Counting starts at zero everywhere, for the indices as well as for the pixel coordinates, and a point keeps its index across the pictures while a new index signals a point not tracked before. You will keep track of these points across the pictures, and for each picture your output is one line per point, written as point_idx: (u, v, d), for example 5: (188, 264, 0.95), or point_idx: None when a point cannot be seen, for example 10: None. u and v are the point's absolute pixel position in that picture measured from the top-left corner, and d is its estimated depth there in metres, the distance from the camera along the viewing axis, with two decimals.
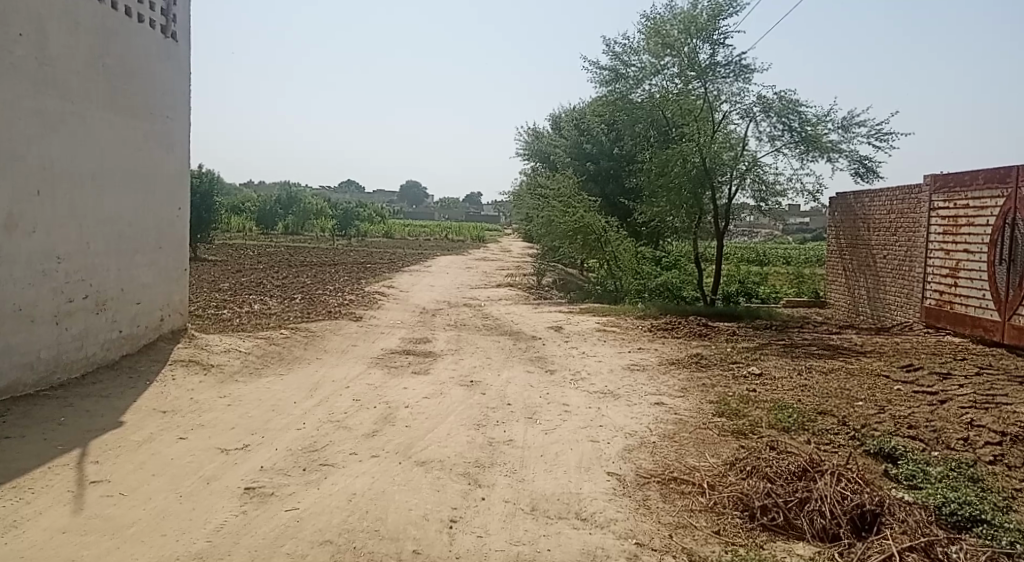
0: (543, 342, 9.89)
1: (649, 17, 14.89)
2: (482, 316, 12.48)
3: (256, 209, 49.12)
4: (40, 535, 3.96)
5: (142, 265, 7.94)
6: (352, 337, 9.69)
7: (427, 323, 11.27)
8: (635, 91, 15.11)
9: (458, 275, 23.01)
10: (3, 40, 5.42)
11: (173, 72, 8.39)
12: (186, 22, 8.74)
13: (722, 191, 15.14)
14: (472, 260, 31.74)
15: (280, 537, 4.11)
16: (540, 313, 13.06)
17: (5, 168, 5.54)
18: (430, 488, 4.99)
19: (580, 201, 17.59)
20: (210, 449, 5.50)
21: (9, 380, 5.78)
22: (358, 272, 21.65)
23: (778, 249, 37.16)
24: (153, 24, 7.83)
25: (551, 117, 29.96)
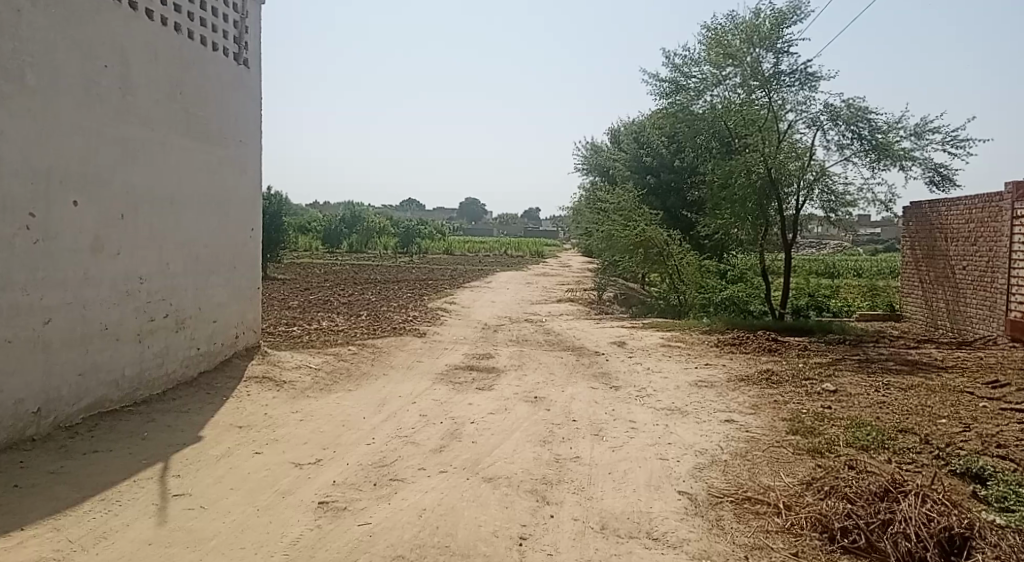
0: (606, 358, 9.83)
1: (710, 27, 14.79)
2: (544, 332, 12.45)
3: (321, 228, 50.62)
4: (129, 546, 4.20)
5: (220, 285, 8.21)
6: (417, 353, 9.80)
7: (489, 340, 11.30)
8: (696, 102, 15.16)
9: (518, 290, 23.11)
10: (89, 71, 5.81)
11: (246, 98, 8.67)
12: (261, 49, 9.00)
13: (789, 203, 14.74)
14: (531, 275, 31.89)
15: (354, 551, 4.25)
16: (602, 328, 12.99)
17: (90, 194, 5.91)
18: (499, 505, 5.01)
19: (641, 215, 17.40)
20: (285, 463, 5.63)
21: (97, 396, 6.16)
22: (421, 288, 22.02)
23: (848, 260, 35.96)
24: (227, 52, 8.09)
25: (609, 130, 29.85)
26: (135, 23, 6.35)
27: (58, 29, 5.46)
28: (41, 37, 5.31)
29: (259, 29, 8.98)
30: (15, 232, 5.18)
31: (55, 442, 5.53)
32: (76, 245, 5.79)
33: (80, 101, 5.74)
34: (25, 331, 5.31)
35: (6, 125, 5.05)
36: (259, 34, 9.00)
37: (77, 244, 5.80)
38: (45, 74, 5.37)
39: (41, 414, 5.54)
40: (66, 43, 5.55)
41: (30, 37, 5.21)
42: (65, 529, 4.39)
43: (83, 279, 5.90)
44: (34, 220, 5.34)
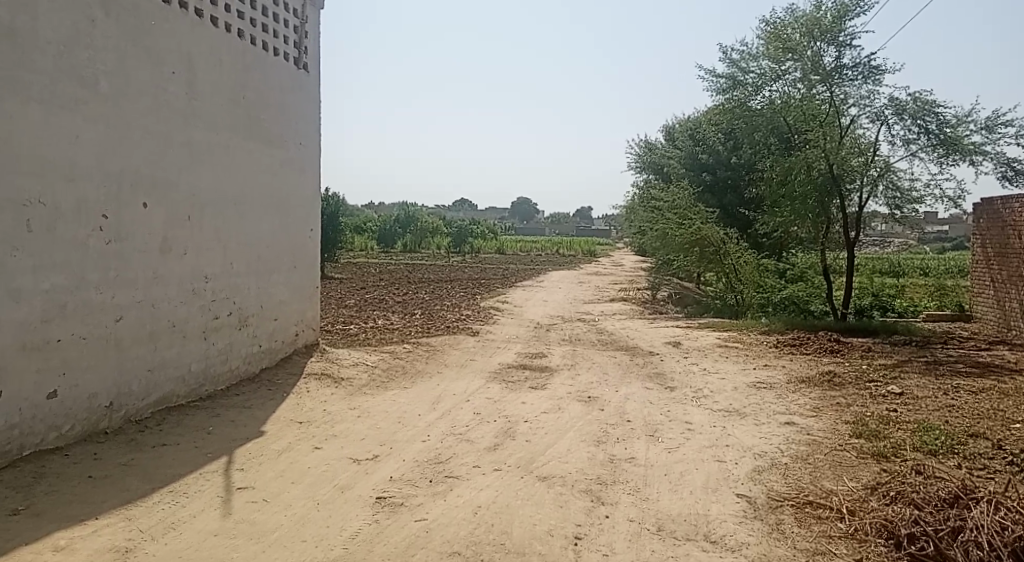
0: (661, 358, 9.71)
1: (769, 21, 14.43)
2: (597, 331, 12.37)
3: (377, 229, 51.56)
4: (196, 537, 4.38)
5: (281, 284, 8.43)
6: (470, 351, 9.88)
7: (542, 339, 11.29)
8: (755, 98, 14.86)
9: (571, 289, 23.06)
10: (158, 77, 6.05)
11: (305, 101, 8.87)
12: (320, 53, 9.18)
13: (852, 200, 14.24)
14: (585, 274, 31.77)
15: (411, 546, 4.32)
16: (656, 328, 12.86)
17: (158, 196, 6.16)
18: (554, 504, 5.01)
19: (696, 213, 17.37)
20: (344, 459, 5.75)
21: (165, 391, 6.40)
22: (474, 288, 22.21)
23: (915, 259, 34.60)
24: (287, 57, 8.30)
25: (665, 127, 29.40)
26: (201, 31, 6.58)
27: (129, 38, 5.70)
28: (114, 46, 5.56)
29: (319, 33, 9.17)
30: (89, 233, 5.44)
31: (126, 435, 5.77)
32: (146, 245, 6.04)
33: (148, 107, 5.98)
34: (97, 327, 5.58)
35: (81, 131, 5.31)
36: (318, 39, 9.19)
37: (147, 245, 6.06)
38: (116, 82, 5.61)
39: (113, 408, 5.80)
40: (137, 51, 5.79)
41: (103, 46, 5.46)
42: (137, 518, 4.58)
43: (152, 278, 6.15)
44: (106, 222, 5.60)
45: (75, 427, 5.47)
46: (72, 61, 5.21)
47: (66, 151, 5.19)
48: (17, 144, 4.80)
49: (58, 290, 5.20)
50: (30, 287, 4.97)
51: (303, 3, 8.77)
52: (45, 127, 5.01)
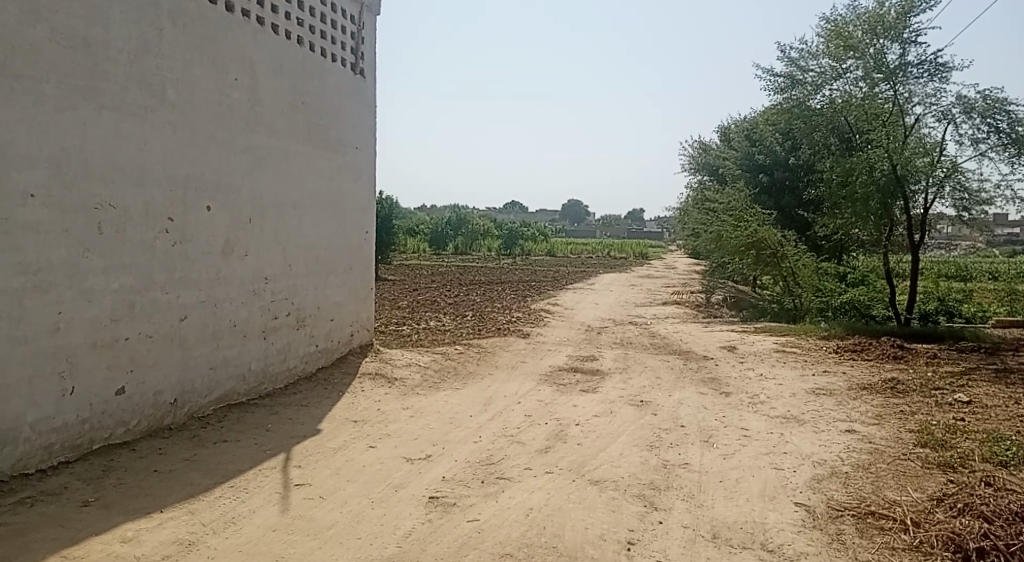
0: (716, 363, 9.54)
1: (830, 19, 14.26)
2: (650, 335, 12.24)
3: (430, 231, 52.27)
4: (256, 532, 4.51)
5: (337, 285, 8.60)
6: (521, 353, 9.89)
7: (593, 342, 11.24)
8: (814, 97, 14.97)
9: (623, 292, 22.89)
10: (221, 84, 6.26)
11: (362, 106, 9.05)
12: (377, 59, 9.37)
13: (917, 201, 13.70)
14: (637, 277, 31.51)
15: (463, 546, 4.36)
16: (711, 332, 12.66)
17: (222, 199, 6.38)
18: (606, 508, 4.98)
19: (753, 214, 17.06)
20: (397, 458, 5.83)
21: (226, 389, 6.61)
22: (525, 290, 22.27)
23: (985, 261, 33.13)
24: (344, 63, 8.49)
25: (720, 127, 28.86)
26: (263, 38, 6.80)
27: (195, 47, 5.93)
28: (180, 54, 5.79)
29: (375, 39, 9.36)
30: (156, 235, 5.68)
31: (189, 431, 5.98)
32: (209, 246, 6.26)
33: (213, 113, 6.20)
34: (163, 326, 5.80)
35: (149, 137, 5.55)
36: (375, 45, 9.38)
37: (211, 247, 6.27)
38: (183, 90, 5.84)
39: (177, 404, 6.02)
40: (202, 59, 6.01)
41: (170, 54, 5.69)
42: (199, 512, 4.74)
43: (215, 279, 6.36)
44: (172, 224, 5.83)
45: (141, 422, 5.70)
46: (142, 70, 5.45)
47: (136, 157, 5.44)
48: (89, 150, 5.05)
49: (127, 290, 5.44)
50: (100, 287, 5.22)
51: (361, 10, 8.96)
52: (117, 133, 5.26)
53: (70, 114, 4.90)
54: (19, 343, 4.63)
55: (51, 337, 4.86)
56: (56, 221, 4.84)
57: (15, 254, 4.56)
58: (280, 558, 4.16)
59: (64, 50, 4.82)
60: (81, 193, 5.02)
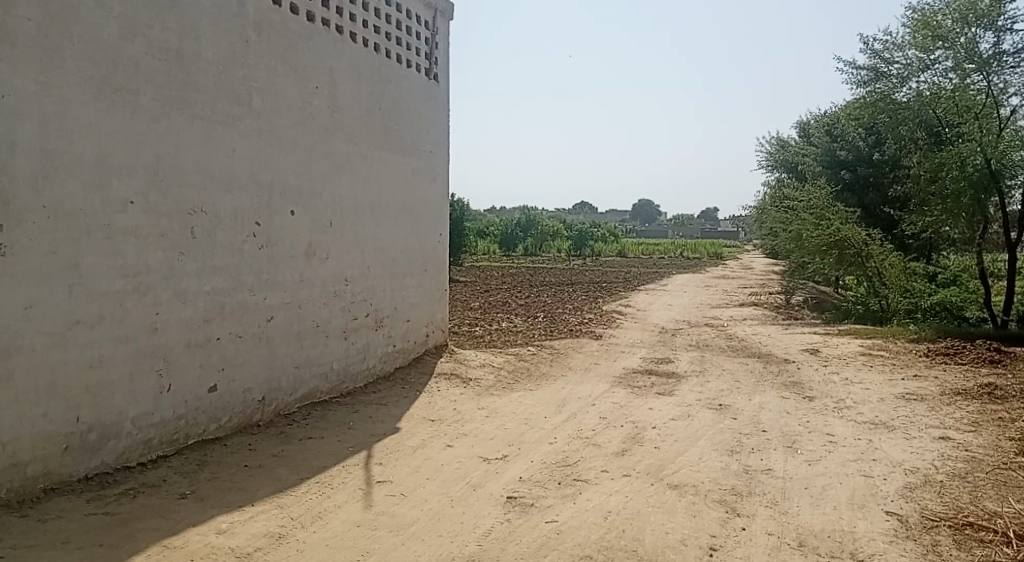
0: (797, 366, 9.30)
1: (916, 8, 13.69)
2: (726, 337, 12.01)
3: (499, 233, 52.82)
4: (341, 526, 4.63)
5: (413, 286, 8.74)
6: (594, 355, 9.85)
7: (668, 344, 11.12)
8: (900, 90, 14.47)
9: (697, 293, 22.59)
10: (303, 92, 6.45)
11: (436, 110, 9.17)
12: (450, 63, 9.47)
13: (1012, 197, 13.03)
14: (711, 278, 31.01)
15: (543, 547, 4.37)
16: (791, 334, 12.35)
17: (304, 204, 6.57)
18: (687, 514, 4.90)
19: (835, 213, 16.64)
20: (475, 457, 5.89)
21: (310, 387, 6.81)
22: (595, 291, 22.25)
23: None
24: (419, 68, 8.61)
25: (802, 121, 27.99)
26: (341, 46, 6.97)
27: (278, 57, 6.12)
28: (265, 64, 5.99)
29: (448, 44, 9.46)
30: (244, 239, 5.89)
31: (276, 428, 6.19)
32: (293, 250, 6.45)
33: (295, 120, 6.39)
34: (251, 327, 6.02)
35: (237, 144, 5.76)
36: (447, 50, 9.49)
37: (295, 250, 6.47)
38: (268, 98, 6.05)
39: (265, 402, 6.24)
40: (285, 68, 6.21)
41: (255, 64, 5.89)
42: (287, 507, 4.90)
43: (299, 281, 6.56)
44: (259, 228, 6.04)
45: (232, 419, 5.93)
46: (230, 80, 5.66)
47: (224, 163, 5.65)
48: (183, 158, 5.28)
49: (218, 292, 5.67)
50: (193, 289, 5.45)
51: (435, 15, 9.08)
52: (207, 141, 5.48)
53: (165, 123, 5.13)
54: (121, 342, 4.90)
55: (149, 337, 5.12)
56: (153, 226, 5.09)
57: (116, 258, 4.83)
58: (365, 552, 4.26)
59: (159, 62, 5.06)
60: (176, 199, 5.26)
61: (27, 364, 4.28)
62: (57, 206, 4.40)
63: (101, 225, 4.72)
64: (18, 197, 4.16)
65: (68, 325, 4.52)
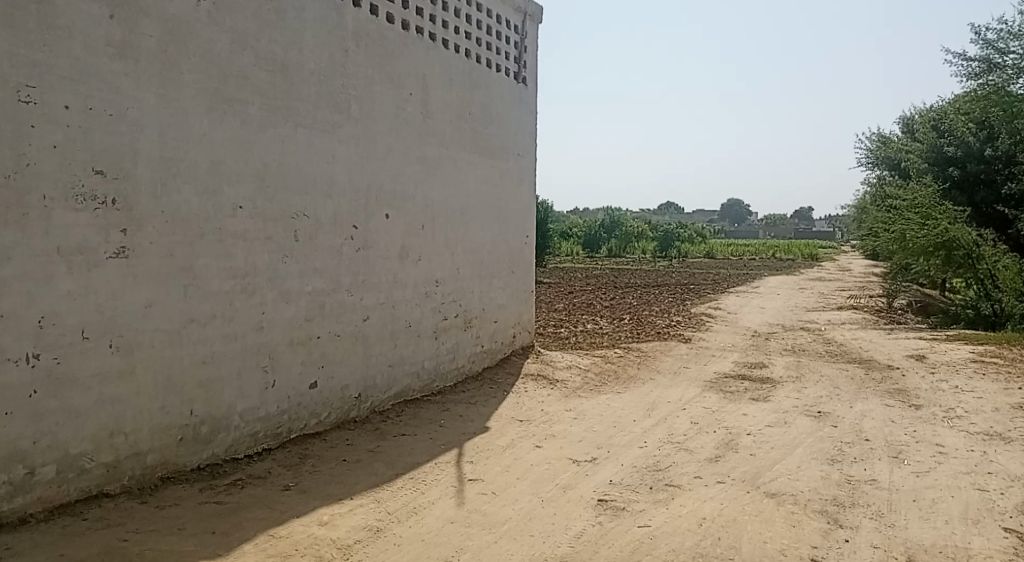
0: (901, 373, 8.90)
1: None
2: (824, 342, 11.61)
3: (583, 235, 52.91)
4: (435, 522, 4.73)
5: (500, 287, 8.84)
6: (684, 359, 9.72)
7: (761, 348, 10.84)
8: (1016, 81, 14.45)
9: (790, 296, 21.96)
10: (398, 99, 6.63)
11: (525, 113, 9.23)
12: (539, 66, 9.52)
13: None
14: (806, 280, 30.02)
15: (636, 551, 4.33)
16: (895, 339, 11.81)
17: (398, 207, 6.75)
18: (785, 523, 4.76)
19: (941, 212, 15.98)
20: (564, 459, 5.90)
21: (402, 385, 6.98)
22: (682, 292, 22.01)
23: None
24: (508, 72, 8.69)
25: (912, 112, 27.14)
26: (434, 53, 7.12)
27: (375, 65, 6.31)
28: (363, 73, 6.18)
29: (537, 47, 9.52)
30: (342, 241, 6.10)
31: (371, 424, 6.38)
32: (387, 252, 6.63)
33: (390, 126, 6.57)
34: (348, 326, 6.22)
35: (336, 151, 5.97)
36: (537, 53, 9.54)
37: (389, 252, 6.65)
38: (365, 106, 6.24)
39: (361, 399, 6.44)
40: (381, 76, 6.39)
41: (354, 73, 6.09)
42: (384, 501, 5.03)
43: (393, 282, 6.74)
44: (356, 231, 6.24)
45: (331, 414, 6.15)
46: (330, 89, 5.87)
47: (325, 169, 5.87)
48: (286, 164, 5.51)
49: (319, 293, 5.89)
50: (296, 290, 5.68)
51: (524, 19, 9.16)
52: (309, 148, 5.70)
53: (271, 131, 5.37)
54: (230, 339, 5.16)
55: (256, 335, 5.37)
56: (259, 229, 5.33)
57: (226, 260, 5.09)
58: (460, 549, 4.33)
59: (266, 74, 5.29)
60: (280, 204, 5.49)
61: (148, 358, 4.57)
62: (174, 211, 4.68)
63: (214, 229, 4.98)
64: (140, 203, 4.46)
65: (183, 323, 4.80)
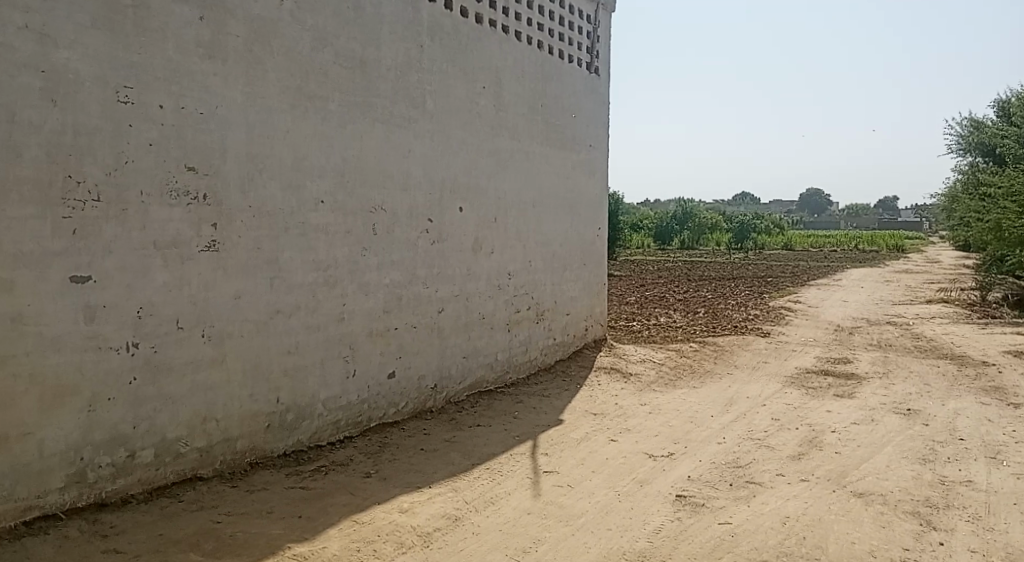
0: (998, 370, 8.46)
1: None
2: (913, 337, 11.14)
3: (653, 227, 52.12)
4: (513, 513, 4.76)
5: (572, 280, 8.82)
6: (763, 353, 9.51)
7: (845, 343, 10.51)
8: None
9: (874, 289, 21.15)
10: (471, 93, 6.67)
11: (597, 104, 9.14)
12: (611, 56, 9.40)
13: None
14: (891, 273, 28.81)
15: (717, 548, 4.26)
16: (990, 335, 11.22)
17: (472, 200, 6.80)
18: (874, 524, 4.61)
19: None
20: (640, 453, 5.86)
21: (476, 376, 7.06)
22: (759, 285, 21.54)
23: None
24: (579, 63, 8.62)
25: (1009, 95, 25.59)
26: (506, 46, 7.13)
27: (449, 59, 6.36)
28: (437, 68, 6.24)
29: (610, 37, 9.41)
30: (418, 235, 6.18)
31: (447, 414, 6.47)
32: (461, 244, 6.70)
33: (464, 120, 6.62)
34: (424, 317, 6.32)
35: (412, 145, 6.05)
36: (609, 43, 9.44)
37: (463, 245, 6.72)
38: (440, 100, 6.30)
39: (437, 389, 6.54)
40: (456, 71, 6.44)
41: (429, 68, 6.15)
42: (461, 491, 5.09)
43: (467, 274, 6.80)
44: (431, 225, 6.32)
45: (408, 404, 6.26)
46: (406, 84, 5.95)
47: (401, 164, 5.95)
48: (365, 159, 5.61)
49: (396, 285, 5.99)
50: (375, 282, 5.80)
51: (597, 8, 9.07)
52: (387, 143, 5.79)
53: (351, 127, 5.48)
54: (314, 330, 5.31)
55: (337, 326, 5.50)
56: (340, 223, 5.45)
57: (309, 253, 5.22)
58: (538, 540, 4.35)
59: (345, 70, 5.40)
60: (359, 198, 5.60)
61: (237, 348, 4.74)
62: (260, 206, 4.83)
63: (297, 223, 5.12)
64: (230, 198, 4.62)
65: (270, 314, 4.96)
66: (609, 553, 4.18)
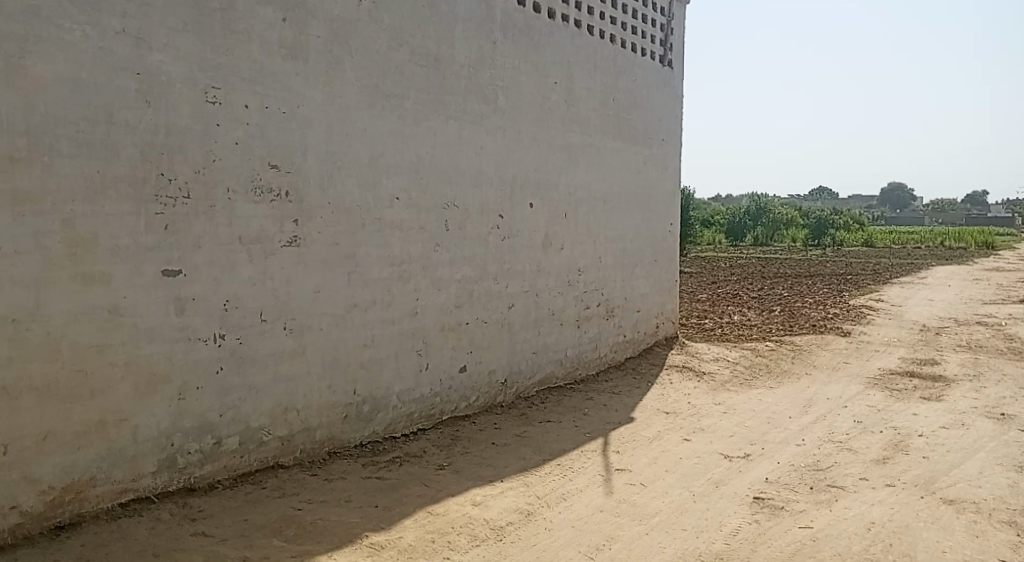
0: None
1: None
2: (1007, 338, 10.57)
3: (722, 222, 50.88)
4: (585, 510, 4.75)
5: (642, 276, 8.72)
6: (843, 354, 9.22)
7: (932, 344, 10.08)
8: None
9: (963, 288, 20.14)
10: (543, 89, 6.67)
11: (669, 97, 8.99)
12: (684, 48, 9.23)
13: None
14: (980, 271, 27.37)
15: (798, 552, 4.15)
16: None
17: (542, 196, 6.80)
18: (966, 533, 4.41)
19: None
20: (715, 453, 5.77)
21: (546, 372, 7.07)
22: (839, 283, 20.84)
23: None
24: (650, 56, 8.50)
25: None
26: (578, 40, 7.09)
27: (521, 55, 6.37)
28: (509, 64, 6.26)
29: (683, 29, 9.24)
30: (489, 230, 6.23)
31: (518, 409, 6.50)
32: (532, 240, 6.71)
33: (536, 116, 6.63)
34: (495, 313, 6.36)
35: (484, 142, 6.09)
36: (682, 34, 9.26)
37: (533, 241, 6.73)
38: (511, 97, 6.32)
39: (507, 384, 6.59)
40: (528, 67, 6.45)
41: (501, 65, 6.18)
42: (533, 486, 5.11)
43: (537, 270, 6.82)
44: (502, 221, 6.35)
45: (479, 398, 6.32)
46: (479, 81, 5.99)
47: (474, 160, 6.00)
48: (438, 156, 5.68)
49: (467, 281, 6.05)
50: (447, 277, 5.87)
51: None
52: (460, 140, 5.85)
53: (426, 124, 5.56)
54: (389, 324, 5.41)
55: (411, 320, 5.59)
56: (415, 219, 5.54)
57: (385, 249, 5.32)
58: (613, 538, 4.32)
59: (420, 68, 5.46)
60: (433, 194, 5.67)
61: (317, 341, 4.87)
62: (340, 202, 4.94)
63: (374, 219, 5.21)
64: (310, 195, 4.74)
65: (348, 308, 5.07)
66: (686, 554, 4.13)
